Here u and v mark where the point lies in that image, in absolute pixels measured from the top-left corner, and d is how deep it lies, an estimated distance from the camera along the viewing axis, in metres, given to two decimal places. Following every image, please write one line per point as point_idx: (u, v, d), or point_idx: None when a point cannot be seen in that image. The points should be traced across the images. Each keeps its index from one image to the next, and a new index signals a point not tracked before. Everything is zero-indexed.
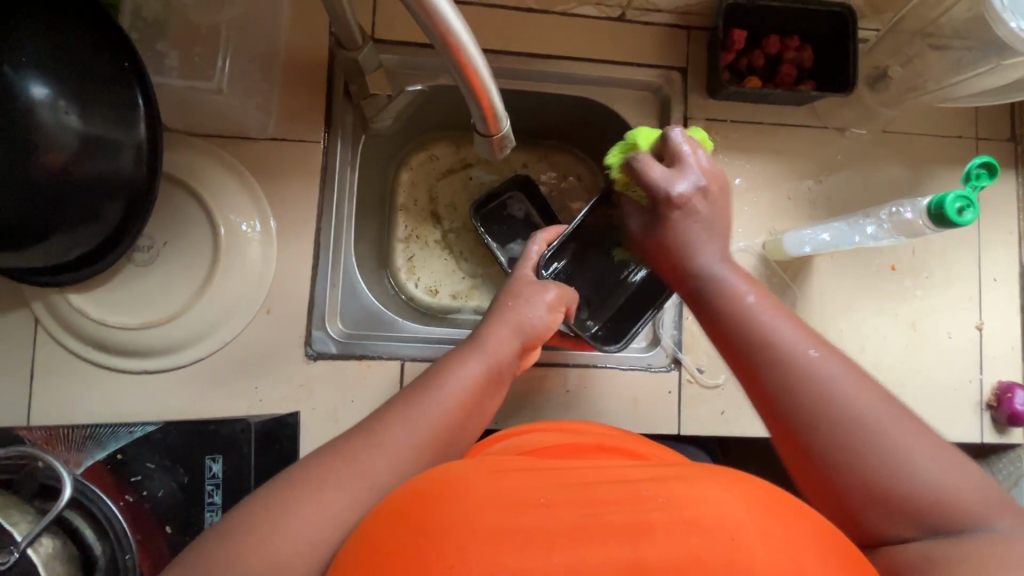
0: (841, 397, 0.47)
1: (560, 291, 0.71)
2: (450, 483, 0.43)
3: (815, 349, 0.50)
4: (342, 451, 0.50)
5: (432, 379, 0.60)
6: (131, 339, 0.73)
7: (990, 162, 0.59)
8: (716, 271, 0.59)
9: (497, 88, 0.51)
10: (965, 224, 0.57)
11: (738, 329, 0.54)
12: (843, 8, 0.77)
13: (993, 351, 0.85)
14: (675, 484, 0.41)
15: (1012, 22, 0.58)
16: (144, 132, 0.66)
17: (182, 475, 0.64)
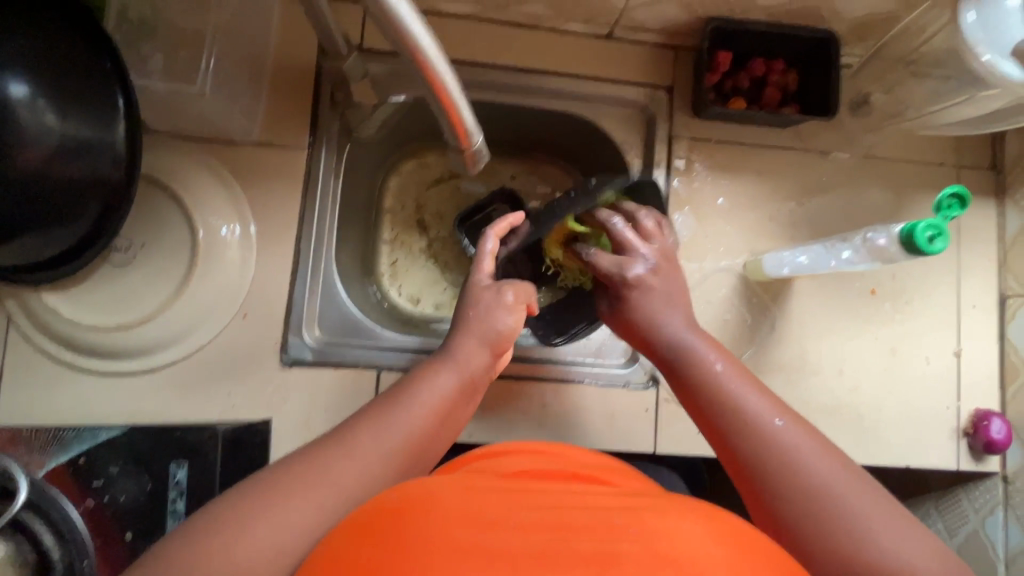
0: (805, 463, 0.50)
1: (518, 290, 0.68)
2: (420, 501, 0.42)
3: (779, 418, 0.53)
4: (309, 459, 0.49)
5: (401, 392, 0.59)
6: (103, 340, 0.72)
7: (961, 192, 0.58)
8: (693, 338, 0.62)
9: (467, 103, 0.52)
10: (935, 253, 0.57)
11: (712, 402, 0.57)
12: (827, 33, 0.78)
13: (971, 378, 0.85)
14: (649, 517, 0.40)
15: (985, 55, 0.58)
16: (123, 134, 0.65)
17: (146, 480, 0.63)
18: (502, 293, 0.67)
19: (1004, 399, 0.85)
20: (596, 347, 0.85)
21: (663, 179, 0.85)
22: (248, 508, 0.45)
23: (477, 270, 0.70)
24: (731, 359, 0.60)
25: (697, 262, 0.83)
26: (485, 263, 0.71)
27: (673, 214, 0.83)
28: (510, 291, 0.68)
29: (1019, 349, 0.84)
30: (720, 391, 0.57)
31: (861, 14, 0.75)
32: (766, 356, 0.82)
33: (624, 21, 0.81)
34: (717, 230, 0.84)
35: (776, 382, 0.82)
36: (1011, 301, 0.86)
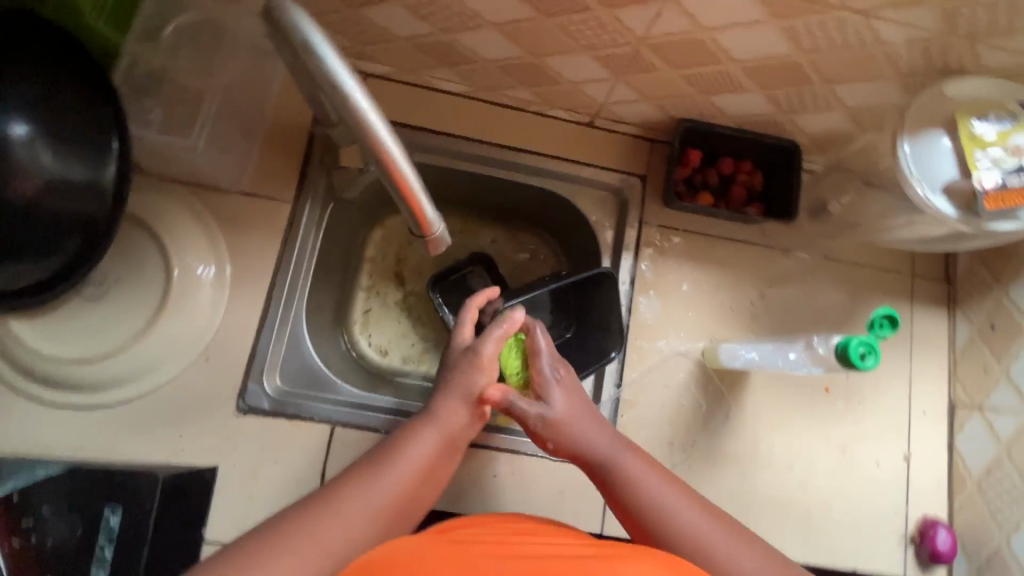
0: (730, 556, 0.55)
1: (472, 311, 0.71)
2: (407, 553, 0.45)
3: (698, 510, 0.58)
4: (295, 518, 0.51)
5: (385, 451, 0.60)
6: (61, 373, 0.72)
7: (891, 314, 0.61)
8: (604, 437, 0.64)
9: (427, 195, 0.55)
10: (867, 369, 0.60)
11: (626, 504, 0.59)
12: (792, 144, 0.84)
13: (920, 485, 0.86)
14: (617, 562, 0.46)
15: (918, 188, 0.63)
16: (112, 175, 0.68)
17: (77, 524, 0.61)
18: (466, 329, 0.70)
19: (951, 508, 0.86)
20: None
21: (630, 261, 0.88)
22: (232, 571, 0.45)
23: (456, 334, 0.70)
24: (632, 447, 0.63)
25: (658, 345, 0.86)
26: (466, 327, 0.71)
27: (638, 295, 0.87)
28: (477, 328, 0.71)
29: (965, 459, 0.85)
30: (636, 489, 0.59)
31: (820, 131, 0.81)
32: (719, 444, 0.84)
33: (604, 113, 0.87)
34: (678, 315, 0.87)
35: (727, 471, 0.83)
36: (959, 410, 0.88)
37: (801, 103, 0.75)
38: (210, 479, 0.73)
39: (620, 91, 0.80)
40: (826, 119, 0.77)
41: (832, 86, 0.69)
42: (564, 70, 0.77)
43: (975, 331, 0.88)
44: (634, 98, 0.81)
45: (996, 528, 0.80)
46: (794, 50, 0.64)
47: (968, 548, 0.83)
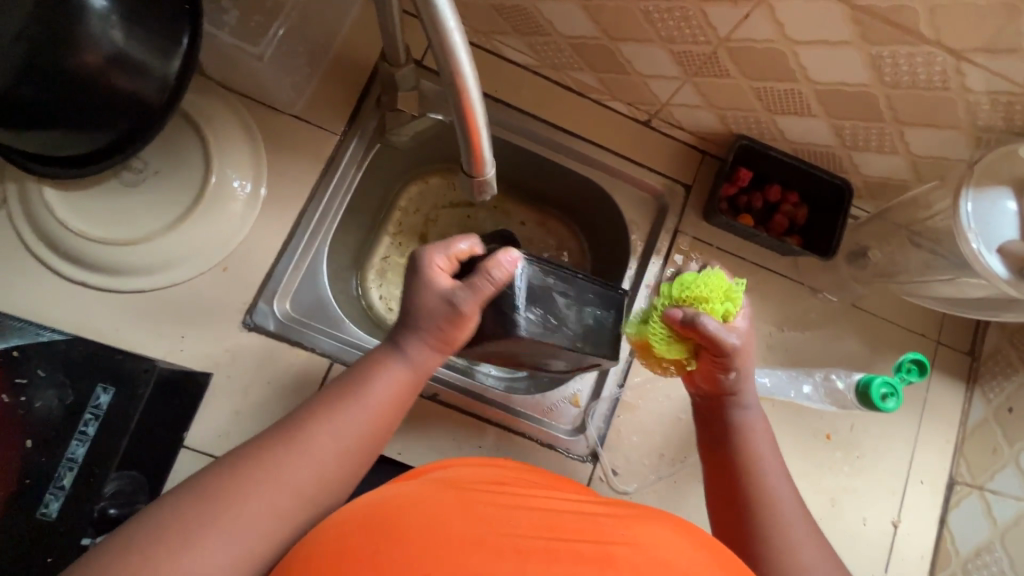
0: (794, 530, 0.58)
1: (502, 265, 0.60)
2: (418, 505, 0.45)
3: (788, 488, 0.61)
4: (247, 457, 0.51)
5: (346, 385, 0.57)
6: (82, 249, 0.72)
7: (921, 360, 0.67)
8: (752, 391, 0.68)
9: (489, 134, 0.54)
10: (887, 410, 0.65)
11: (732, 444, 0.65)
12: (845, 183, 0.82)
13: (903, 553, 0.84)
14: (631, 530, 0.47)
15: (973, 242, 0.62)
16: (176, 69, 0.69)
17: (68, 394, 0.61)
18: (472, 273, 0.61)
19: None
20: (547, 407, 0.84)
21: (657, 266, 0.87)
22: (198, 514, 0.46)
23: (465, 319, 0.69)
24: (761, 414, 0.68)
25: None
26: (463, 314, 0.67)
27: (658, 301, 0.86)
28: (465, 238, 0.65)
29: (955, 537, 0.83)
30: (748, 435, 0.65)
31: (877, 175, 0.79)
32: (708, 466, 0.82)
33: (663, 114, 0.86)
34: None
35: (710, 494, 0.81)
36: (958, 487, 0.85)
37: (865, 140, 0.73)
38: (201, 384, 0.73)
39: (685, 93, 0.79)
40: (886, 162, 0.76)
41: (901, 127, 0.68)
42: (635, 59, 0.77)
43: (991, 411, 0.86)
44: (698, 103, 0.80)
45: None
46: (874, 81, 0.63)
47: None
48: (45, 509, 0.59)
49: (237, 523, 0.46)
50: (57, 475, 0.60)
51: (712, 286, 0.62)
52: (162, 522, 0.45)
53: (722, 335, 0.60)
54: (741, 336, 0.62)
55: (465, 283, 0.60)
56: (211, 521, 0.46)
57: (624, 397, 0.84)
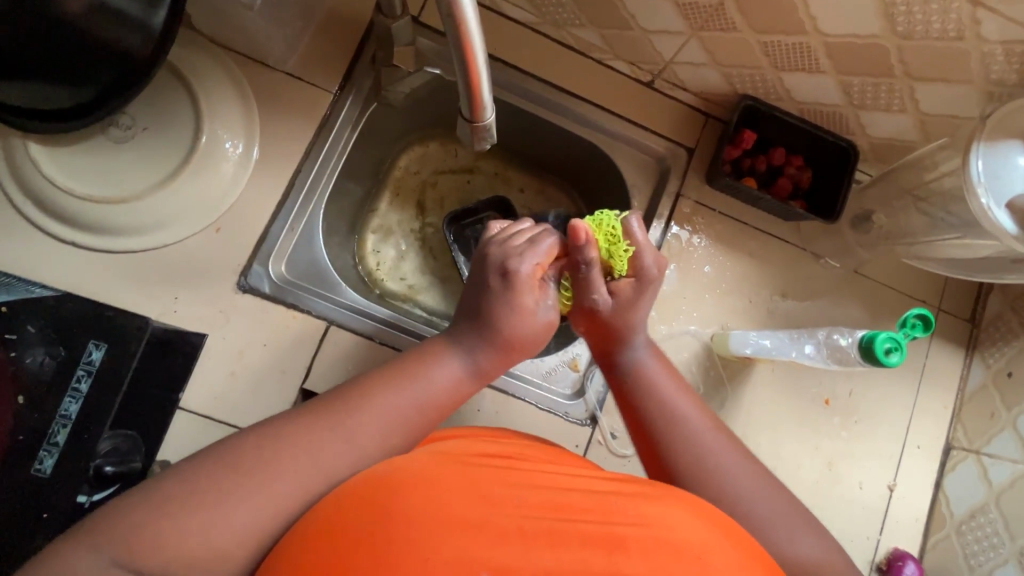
0: (724, 474, 0.56)
1: (560, 267, 0.62)
2: (417, 475, 0.43)
3: (704, 428, 0.60)
4: (287, 433, 0.47)
5: (404, 376, 0.53)
6: (70, 207, 0.70)
7: (926, 316, 0.67)
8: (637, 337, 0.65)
9: (488, 75, 0.52)
10: (889, 365, 0.66)
11: (638, 399, 0.62)
12: (850, 146, 0.80)
13: (898, 516, 0.85)
14: (643, 504, 0.45)
15: (982, 198, 0.61)
16: (161, 15, 0.64)
17: (58, 350, 0.61)
18: (549, 282, 0.60)
19: (924, 546, 0.84)
20: (546, 370, 0.84)
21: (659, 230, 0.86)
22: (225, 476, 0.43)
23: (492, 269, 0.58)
24: (656, 353, 0.66)
25: (668, 320, 0.83)
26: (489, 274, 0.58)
27: None
28: (534, 236, 0.60)
29: (950, 501, 0.83)
30: (647, 380, 0.63)
31: (884, 136, 0.78)
32: None
33: (667, 74, 0.84)
34: (695, 294, 0.85)
35: None
36: (955, 452, 0.86)
37: (873, 97, 0.72)
38: (196, 345, 0.71)
39: (691, 50, 0.77)
40: (893, 122, 0.74)
41: (911, 82, 0.67)
42: (639, 13, 0.74)
43: (989, 375, 0.86)
44: (703, 61, 0.78)
45: (964, 569, 0.78)
46: (887, 32, 0.61)
47: None
48: (39, 466, 0.59)
49: (256, 499, 0.43)
50: (51, 432, 0.60)
51: (602, 237, 0.63)
52: (178, 489, 0.42)
53: (593, 287, 0.62)
54: (618, 298, 0.63)
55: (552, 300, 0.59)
56: (241, 492, 0.43)
57: None
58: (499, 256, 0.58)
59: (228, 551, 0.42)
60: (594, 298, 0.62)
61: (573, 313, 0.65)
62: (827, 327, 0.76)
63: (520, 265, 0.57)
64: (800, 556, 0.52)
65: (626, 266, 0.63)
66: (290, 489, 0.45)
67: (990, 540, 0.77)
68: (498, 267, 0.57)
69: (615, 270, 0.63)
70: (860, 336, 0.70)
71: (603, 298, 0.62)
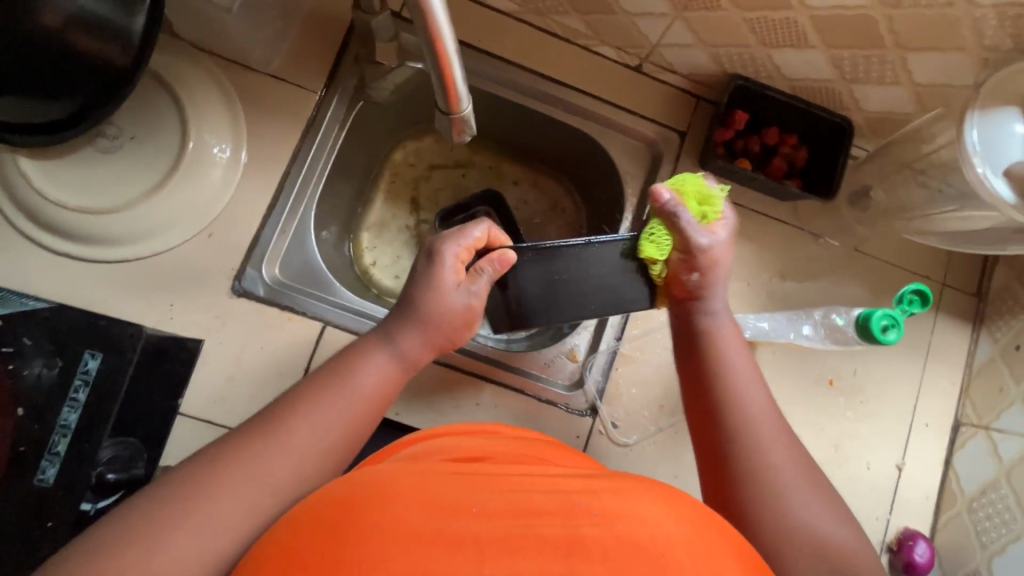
0: (772, 457, 0.56)
1: (495, 261, 0.63)
2: (373, 491, 0.43)
3: (765, 410, 0.59)
4: (221, 456, 0.48)
5: (328, 376, 0.55)
6: (62, 218, 0.70)
7: (922, 292, 0.67)
8: (713, 304, 0.66)
9: (461, 65, 0.51)
10: (887, 342, 0.66)
11: (707, 354, 0.63)
12: (845, 121, 0.79)
13: (907, 495, 0.83)
14: (606, 501, 0.44)
15: (979, 167, 0.60)
16: (139, 23, 0.65)
17: (56, 361, 0.65)
18: (479, 271, 0.62)
19: (936, 525, 0.83)
20: (545, 362, 0.83)
21: None
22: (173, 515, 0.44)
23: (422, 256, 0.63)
24: (733, 322, 0.66)
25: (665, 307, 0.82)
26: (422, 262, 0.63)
27: None
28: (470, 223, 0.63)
29: (960, 478, 0.82)
30: (715, 346, 0.64)
31: (878, 110, 0.76)
32: None
33: (654, 57, 0.83)
34: None
35: None
36: (963, 429, 0.84)
37: (865, 70, 0.70)
38: (193, 351, 0.72)
39: (676, 31, 0.76)
40: (888, 95, 0.73)
41: (903, 53, 0.65)
42: None
43: (997, 350, 0.84)
44: (690, 42, 0.77)
45: (977, 546, 0.77)
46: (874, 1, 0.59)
47: (945, 566, 0.81)
48: (42, 475, 0.63)
49: (215, 516, 0.45)
50: (51, 442, 0.64)
51: (692, 193, 0.66)
52: (146, 513, 0.44)
53: (692, 232, 0.64)
54: (712, 242, 0.64)
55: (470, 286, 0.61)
56: (202, 512, 0.44)
57: (621, 350, 0.83)
58: (430, 241, 0.62)
59: (197, 567, 0.43)
60: (699, 242, 0.64)
61: (671, 262, 0.65)
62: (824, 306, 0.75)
63: (443, 247, 0.61)
64: (810, 535, 0.51)
65: (719, 210, 0.66)
66: (237, 507, 0.46)
67: (1001, 516, 0.76)
68: (426, 252, 0.61)
69: (710, 215, 0.66)
70: (858, 313, 0.70)
71: (705, 236, 0.64)
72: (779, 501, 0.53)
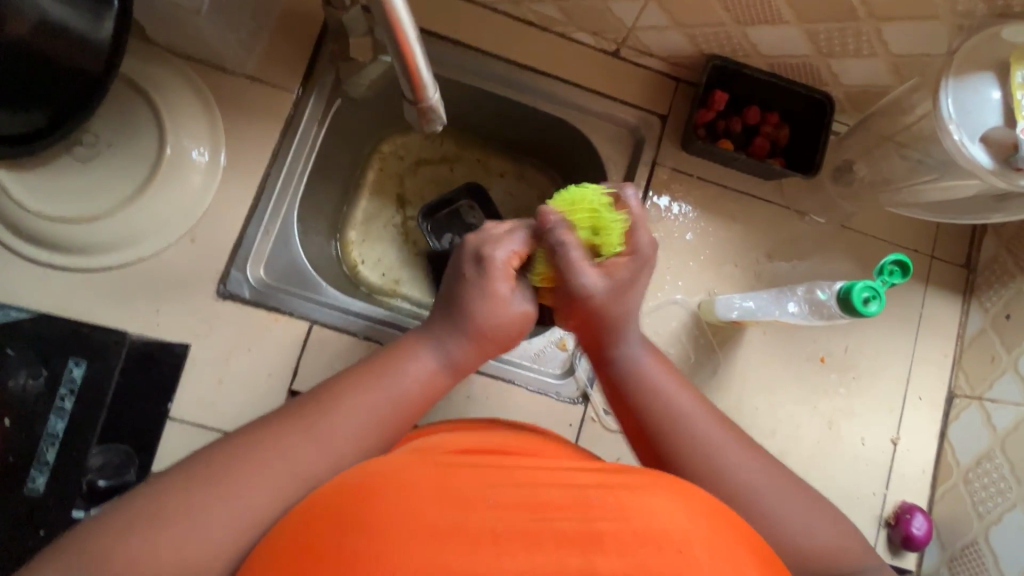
0: (730, 472, 0.54)
1: (549, 261, 0.58)
2: (384, 481, 0.42)
3: (709, 428, 0.57)
4: (262, 434, 0.48)
5: (376, 372, 0.53)
6: (42, 229, 0.70)
7: (903, 261, 0.67)
8: (626, 337, 0.60)
9: (424, 53, 0.52)
10: (870, 314, 0.66)
11: (631, 395, 0.59)
12: (825, 97, 0.78)
13: (904, 469, 0.83)
14: (625, 492, 0.43)
15: (955, 135, 0.59)
16: (110, 30, 0.65)
17: (41, 371, 0.67)
18: (533, 276, 0.58)
19: (932, 497, 0.83)
20: (535, 352, 0.83)
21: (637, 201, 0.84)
22: (191, 498, 0.44)
23: (466, 260, 0.57)
24: (651, 349, 0.62)
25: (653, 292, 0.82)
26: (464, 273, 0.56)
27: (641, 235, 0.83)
28: (516, 225, 0.59)
29: (956, 450, 0.82)
30: (641, 378, 0.60)
31: (858, 83, 0.76)
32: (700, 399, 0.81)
33: (631, 41, 0.82)
34: (680, 263, 0.83)
35: None
36: (958, 400, 0.84)
37: (842, 43, 0.70)
38: (181, 356, 0.72)
39: (651, 13, 0.75)
40: (866, 67, 0.72)
41: (878, 24, 0.65)
42: None
43: (988, 320, 0.84)
44: (665, 24, 0.76)
45: (975, 517, 0.77)
46: None
47: (943, 538, 0.81)
48: (32, 484, 0.65)
49: (232, 505, 0.44)
50: (40, 451, 0.66)
51: (584, 214, 0.57)
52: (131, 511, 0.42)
53: (576, 270, 0.56)
54: (612, 280, 0.57)
55: (522, 292, 0.57)
56: (214, 505, 0.43)
57: None
58: (477, 244, 0.57)
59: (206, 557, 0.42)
60: (581, 280, 0.56)
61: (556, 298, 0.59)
62: (808, 282, 0.75)
63: (494, 251, 0.56)
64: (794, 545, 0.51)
65: (617, 244, 0.58)
66: (265, 493, 0.45)
67: (997, 485, 0.76)
68: (474, 256, 0.56)
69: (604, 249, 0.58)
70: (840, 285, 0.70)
71: (588, 278, 0.56)
72: (754, 519, 0.52)
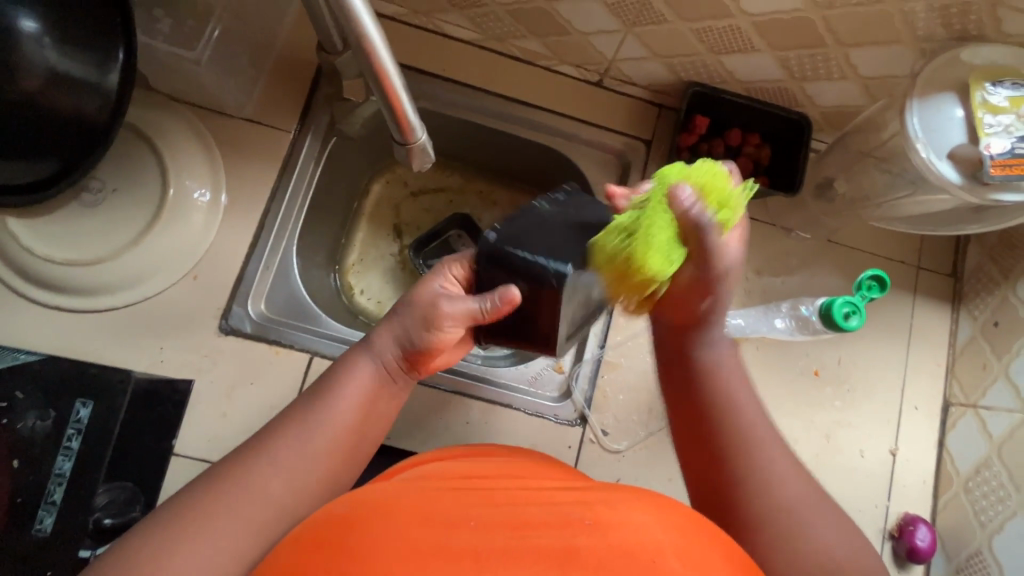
0: (770, 475, 0.54)
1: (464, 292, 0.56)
2: (372, 505, 0.43)
3: (761, 430, 0.57)
4: (231, 476, 0.48)
5: (316, 386, 0.56)
6: (50, 273, 0.73)
7: (879, 276, 0.69)
8: (714, 328, 0.62)
9: (408, 97, 0.56)
10: (851, 328, 0.68)
11: (698, 382, 0.61)
12: (802, 117, 0.81)
13: (904, 480, 0.83)
14: (602, 509, 0.44)
15: (922, 152, 0.62)
16: (115, 83, 0.69)
17: (49, 413, 0.68)
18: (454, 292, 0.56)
19: (936, 507, 0.83)
20: (532, 376, 0.84)
21: None
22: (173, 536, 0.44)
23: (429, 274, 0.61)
24: (731, 349, 0.63)
25: None
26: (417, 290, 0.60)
27: None
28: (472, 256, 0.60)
29: (955, 459, 0.82)
30: (711, 371, 0.61)
31: (833, 104, 0.79)
32: None
33: (613, 72, 0.86)
34: None
35: None
36: (953, 409, 0.85)
37: (813, 67, 0.73)
38: (184, 392, 0.74)
39: (630, 45, 0.79)
40: (838, 89, 0.75)
41: (845, 49, 0.68)
42: (573, 18, 0.77)
43: (977, 328, 0.85)
44: (643, 54, 0.80)
45: (977, 527, 0.77)
46: (808, 4, 0.63)
47: (948, 549, 0.80)
48: (39, 525, 0.66)
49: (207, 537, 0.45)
50: (47, 492, 0.66)
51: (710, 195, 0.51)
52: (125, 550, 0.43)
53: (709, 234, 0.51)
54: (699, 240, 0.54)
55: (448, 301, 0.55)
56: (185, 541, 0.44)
57: (606, 357, 0.84)
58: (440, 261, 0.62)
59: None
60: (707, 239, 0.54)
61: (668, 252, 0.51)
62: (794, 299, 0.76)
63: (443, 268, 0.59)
64: (801, 547, 0.50)
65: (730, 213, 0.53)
66: (233, 534, 0.46)
67: (996, 493, 0.76)
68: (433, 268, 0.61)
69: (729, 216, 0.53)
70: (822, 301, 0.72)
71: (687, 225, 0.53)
72: (779, 525, 0.51)
